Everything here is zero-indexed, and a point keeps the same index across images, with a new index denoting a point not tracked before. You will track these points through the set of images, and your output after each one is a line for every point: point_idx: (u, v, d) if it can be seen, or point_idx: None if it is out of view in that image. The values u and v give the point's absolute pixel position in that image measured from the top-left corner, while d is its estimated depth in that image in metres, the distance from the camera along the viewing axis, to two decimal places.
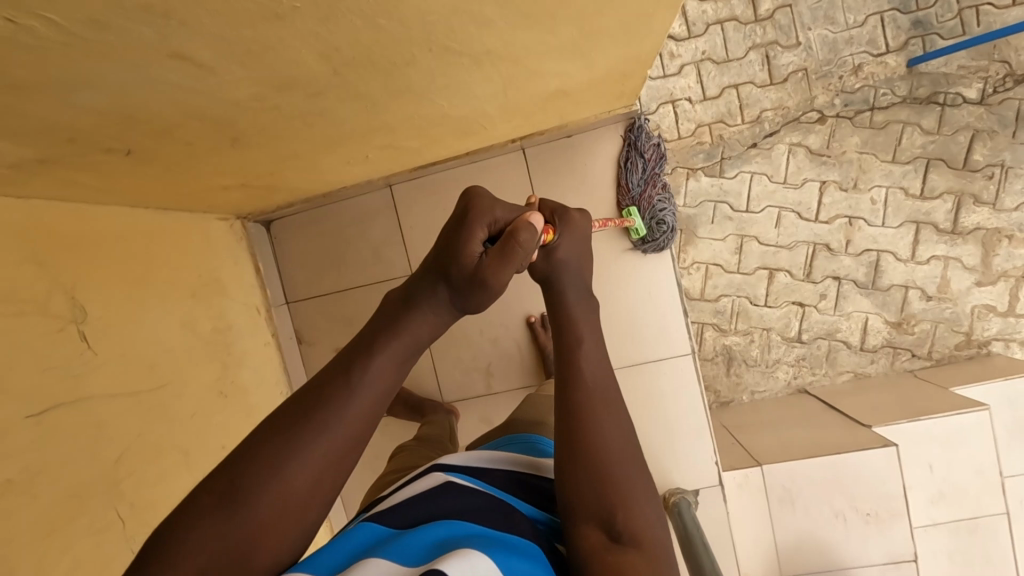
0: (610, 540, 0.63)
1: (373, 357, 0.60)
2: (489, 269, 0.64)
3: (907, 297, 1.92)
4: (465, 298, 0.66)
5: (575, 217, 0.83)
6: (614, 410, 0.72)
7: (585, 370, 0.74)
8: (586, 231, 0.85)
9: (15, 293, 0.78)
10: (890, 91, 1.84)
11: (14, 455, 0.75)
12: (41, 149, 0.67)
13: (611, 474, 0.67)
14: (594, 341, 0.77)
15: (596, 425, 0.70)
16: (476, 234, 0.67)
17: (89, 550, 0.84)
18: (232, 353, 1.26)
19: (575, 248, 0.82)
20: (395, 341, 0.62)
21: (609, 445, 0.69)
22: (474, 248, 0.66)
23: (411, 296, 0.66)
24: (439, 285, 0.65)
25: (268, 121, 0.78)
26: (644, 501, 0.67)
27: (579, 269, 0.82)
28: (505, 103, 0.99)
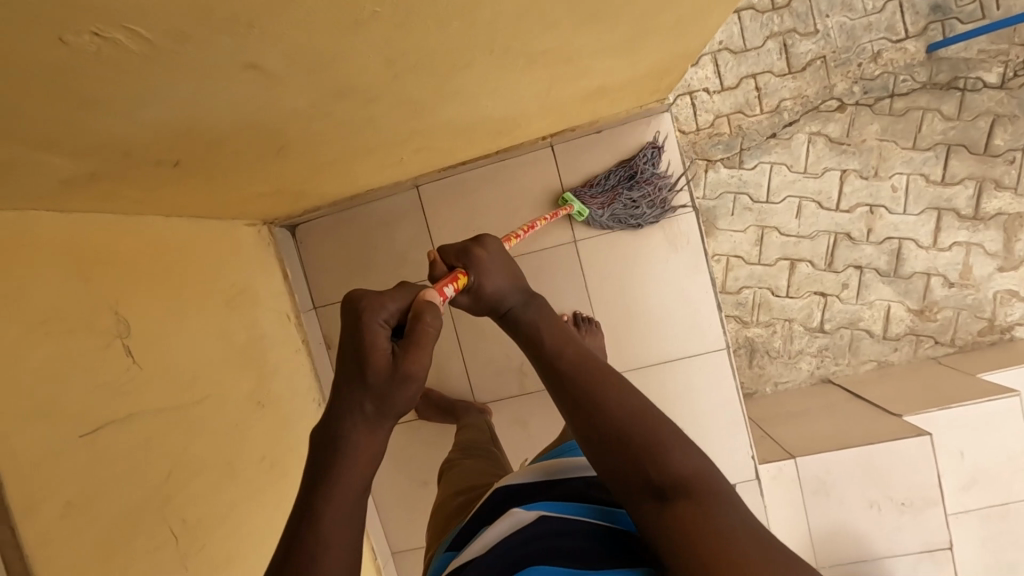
0: (663, 500, 0.58)
1: (331, 488, 0.56)
2: (405, 366, 0.58)
3: (930, 285, 1.92)
4: (397, 400, 0.59)
5: (485, 254, 0.78)
6: (610, 376, 0.68)
7: (563, 358, 0.71)
8: (501, 256, 0.80)
9: (63, 310, 0.77)
10: (910, 77, 1.83)
11: (73, 476, 0.73)
12: (98, 163, 0.65)
13: (636, 452, 0.61)
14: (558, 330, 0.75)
15: (598, 410, 0.65)
16: (378, 331, 0.61)
17: (147, 568, 0.81)
18: (266, 361, 1.24)
19: (501, 278, 0.78)
20: (344, 468, 0.57)
21: (619, 414, 0.64)
22: (380, 347, 0.60)
23: (339, 426, 0.58)
24: (361, 401, 0.58)
25: (319, 129, 0.76)
26: (686, 456, 0.61)
27: (514, 295, 0.78)
28: (546, 103, 0.97)
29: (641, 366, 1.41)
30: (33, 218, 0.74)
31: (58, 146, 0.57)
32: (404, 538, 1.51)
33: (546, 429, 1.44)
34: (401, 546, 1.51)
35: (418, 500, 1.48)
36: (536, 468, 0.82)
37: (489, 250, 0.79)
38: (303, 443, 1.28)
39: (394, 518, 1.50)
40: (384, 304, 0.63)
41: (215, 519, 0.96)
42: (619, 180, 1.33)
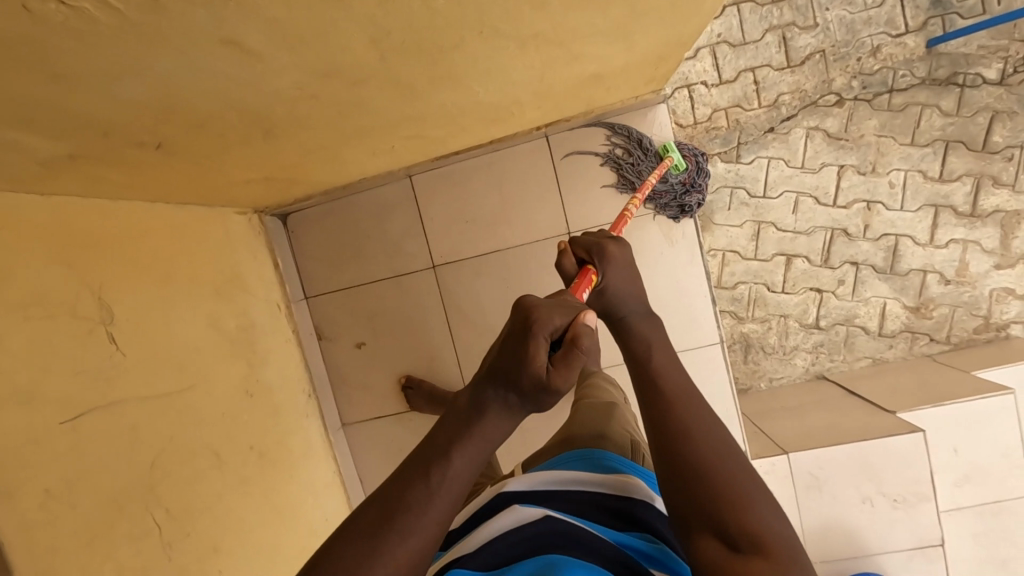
0: (731, 546, 0.58)
1: (456, 450, 0.57)
2: (555, 381, 0.59)
3: (926, 281, 1.91)
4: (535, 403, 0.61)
5: (615, 254, 0.87)
6: (705, 415, 0.69)
7: (665, 381, 0.73)
8: (627, 263, 0.87)
9: (42, 294, 0.75)
10: (909, 72, 1.82)
11: (51, 463, 0.71)
12: (78, 143, 0.63)
13: (711, 486, 0.62)
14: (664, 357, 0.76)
15: (685, 435, 0.66)
16: (541, 341, 0.61)
17: (131, 557, 0.80)
18: (256, 351, 1.22)
19: (621, 276, 0.86)
20: (468, 448, 0.58)
21: (708, 453, 0.64)
22: (541, 355, 0.60)
23: (478, 395, 0.61)
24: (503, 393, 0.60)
25: (306, 112, 0.75)
26: (762, 506, 0.61)
27: (633, 302, 0.84)
28: (540, 89, 0.96)
29: None
30: (13, 199, 0.73)
31: (32, 123, 0.55)
32: None
33: (539, 422, 1.43)
34: None
35: None
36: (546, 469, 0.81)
37: (615, 248, 0.88)
38: (293, 434, 1.27)
39: None
40: (552, 318, 0.63)
41: (202, 509, 0.95)
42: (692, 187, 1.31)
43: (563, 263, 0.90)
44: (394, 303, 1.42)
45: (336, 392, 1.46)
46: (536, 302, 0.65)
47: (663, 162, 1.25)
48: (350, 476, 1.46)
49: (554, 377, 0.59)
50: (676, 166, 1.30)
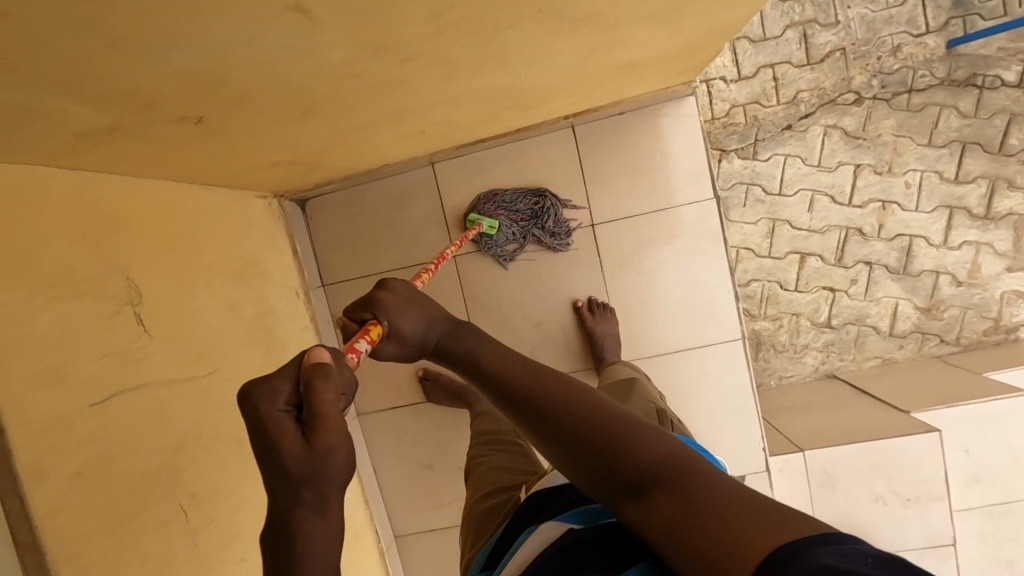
0: (641, 494, 0.57)
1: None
2: (323, 439, 0.51)
3: (938, 283, 1.91)
4: (327, 475, 0.52)
5: (390, 297, 0.78)
6: (555, 382, 0.68)
7: (506, 378, 0.71)
8: (409, 295, 0.80)
9: (71, 273, 0.73)
10: (928, 72, 1.82)
11: (84, 445, 0.69)
12: (117, 114, 0.61)
13: (595, 457, 0.61)
14: (498, 349, 0.75)
15: (551, 427, 0.65)
16: (282, 418, 0.53)
17: (159, 542, 0.77)
18: (276, 338, 1.19)
19: (410, 314, 0.79)
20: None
21: (575, 432, 0.63)
22: (290, 437, 0.51)
23: (281, 529, 0.52)
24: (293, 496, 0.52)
25: (348, 90, 0.73)
26: (638, 440, 0.60)
27: (434, 329, 0.79)
28: (578, 75, 0.93)
29: (653, 355, 1.38)
30: (43, 174, 0.70)
31: (77, 90, 0.53)
32: (408, 522, 1.48)
33: None
34: (404, 530, 1.48)
35: (423, 485, 1.46)
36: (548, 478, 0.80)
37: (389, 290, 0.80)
38: None
39: (398, 502, 1.47)
40: (278, 385, 0.54)
41: (226, 497, 0.92)
42: (542, 212, 1.32)
43: (348, 336, 0.79)
44: None
45: None
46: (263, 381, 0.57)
47: (470, 227, 1.27)
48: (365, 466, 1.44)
49: (319, 439, 0.51)
50: (490, 226, 1.32)
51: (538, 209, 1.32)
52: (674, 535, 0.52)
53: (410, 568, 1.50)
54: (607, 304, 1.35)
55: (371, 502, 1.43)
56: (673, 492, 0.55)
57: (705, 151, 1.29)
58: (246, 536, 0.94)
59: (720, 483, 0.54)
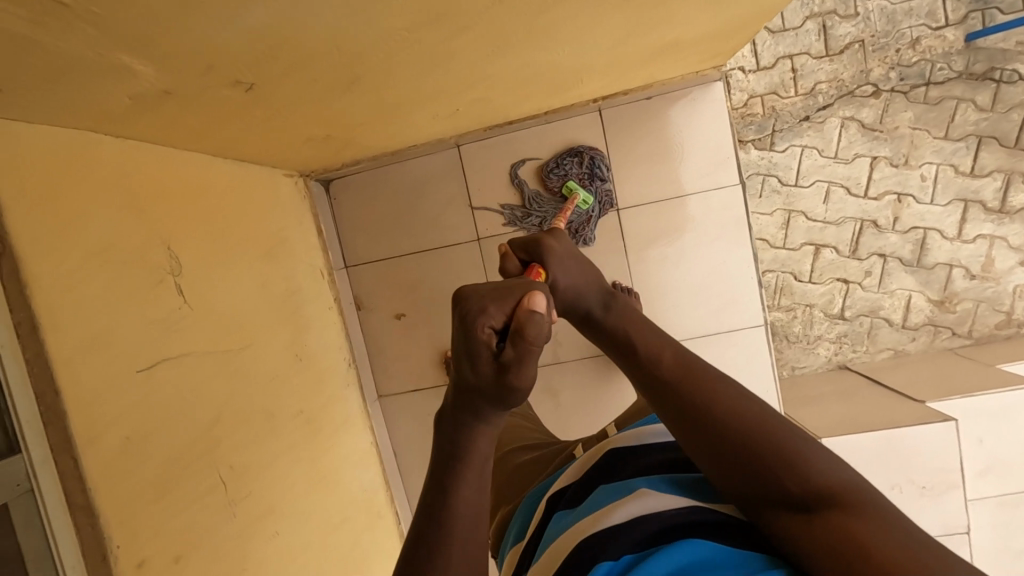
0: (799, 504, 0.56)
1: (456, 478, 0.58)
2: (516, 376, 0.56)
3: (952, 275, 1.92)
4: (507, 401, 0.58)
5: (557, 249, 0.86)
6: (712, 377, 0.68)
7: (662, 366, 0.71)
8: (574, 256, 0.87)
9: (117, 240, 0.72)
10: (947, 65, 1.82)
11: (130, 411, 0.68)
12: (177, 77, 0.60)
13: (760, 455, 0.60)
14: (654, 339, 0.76)
15: (711, 417, 0.64)
16: (490, 336, 0.57)
17: (203, 512, 0.76)
18: (304, 316, 1.19)
19: (567, 270, 0.85)
20: (467, 471, 0.59)
21: (738, 426, 0.62)
22: (486, 357, 0.57)
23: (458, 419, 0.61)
24: (474, 398, 0.59)
25: (399, 60, 0.72)
26: (809, 453, 0.59)
27: (591, 293, 0.85)
28: (618, 56, 0.93)
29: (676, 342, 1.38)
30: (91, 140, 0.70)
31: (145, 47, 0.52)
32: None
33: (578, 400, 1.42)
34: None
35: None
36: (634, 434, 0.82)
37: (554, 245, 0.86)
38: (336, 402, 1.25)
39: (418, 484, 1.48)
40: (492, 308, 0.57)
41: (262, 470, 0.92)
42: (597, 172, 1.31)
43: (507, 268, 0.86)
44: (437, 274, 1.40)
45: (374, 363, 1.45)
46: (476, 291, 0.60)
47: (572, 198, 1.23)
48: (385, 447, 1.44)
49: (511, 372, 0.56)
50: (585, 200, 1.29)
51: (590, 173, 1.31)
52: (838, 549, 0.51)
53: None
54: (630, 289, 1.33)
55: (391, 484, 1.44)
56: (843, 510, 0.53)
57: (733, 137, 1.29)
58: (279, 510, 0.94)
59: (895, 515, 0.53)
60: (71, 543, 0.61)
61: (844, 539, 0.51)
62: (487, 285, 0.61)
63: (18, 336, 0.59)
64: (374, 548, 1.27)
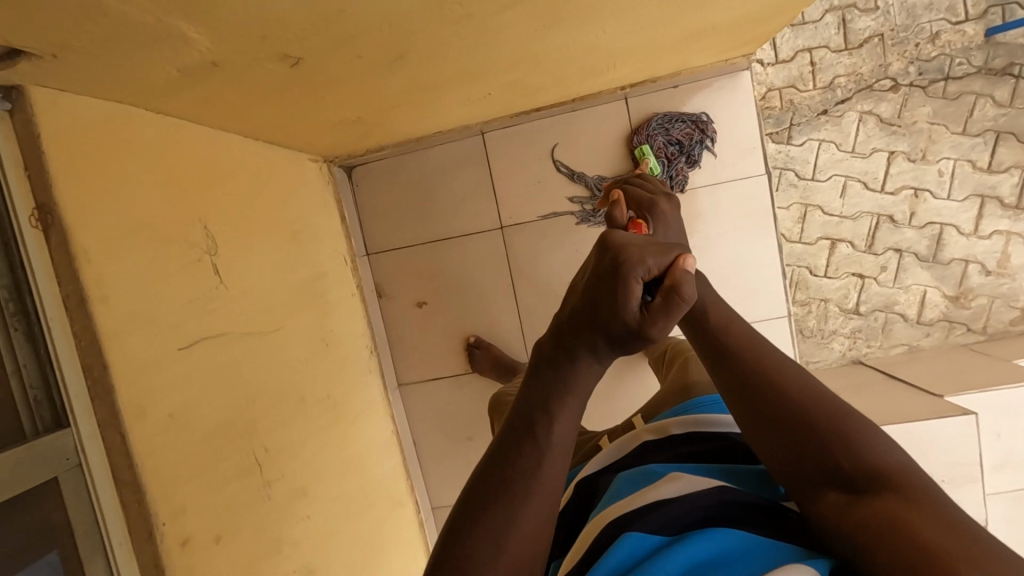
0: (854, 492, 0.53)
1: (553, 409, 0.55)
2: (650, 329, 0.53)
3: (966, 272, 1.72)
4: (625, 348, 0.55)
5: (665, 207, 0.83)
6: (781, 360, 0.65)
7: (729, 336, 0.69)
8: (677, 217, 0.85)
9: (159, 216, 0.71)
10: (966, 60, 1.65)
11: (173, 388, 0.68)
12: (228, 48, 0.60)
13: (817, 429, 0.58)
14: (725, 317, 0.72)
15: (771, 387, 0.62)
16: (636, 286, 0.53)
17: (239, 493, 0.75)
18: (328, 302, 1.18)
19: (672, 232, 0.82)
20: (568, 403, 0.56)
21: (799, 399, 0.60)
22: (632, 305, 0.53)
23: (569, 346, 0.56)
24: (597, 336, 0.55)
25: (444, 36, 0.71)
26: (870, 436, 0.56)
27: None
28: (654, 39, 0.92)
29: None
30: (133, 114, 0.69)
31: (202, 14, 0.52)
32: (445, 493, 1.48)
33: (598, 389, 1.42)
34: (441, 502, 1.48)
35: (463, 456, 1.45)
36: (662, 426, 0.77)
37: (666, 208, 0.83)
38: (358, 389, 1.24)
39: (436, 472, 1.47)
40: (654, 261, 0.54)
41: (293, 453, 0.91)
42: (702, 139, 1.29)
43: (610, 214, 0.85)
44: (459, 262, 1.39)
45: (394, 350, 1.44)
46: (626, 240, 0.56)
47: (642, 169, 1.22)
48: (404, 435, 1.44)
49: (648, 325, 0.53)
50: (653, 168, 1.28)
51: (697, 136, 1.28)
52: (878, 531, 0.49)
53: None
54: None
55: (410, 472, 1.43)
56: (901, 500, 0.50)
57: (759, 126, 1.29)
58: (309, 494, 0.93)
59: (958, 514, 0.49)
60: (116, 517, 0.61)
61: (892, 525, 0.48)
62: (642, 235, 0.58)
63: (66, 309, 0.59)
64: (395, 535, 1.26)
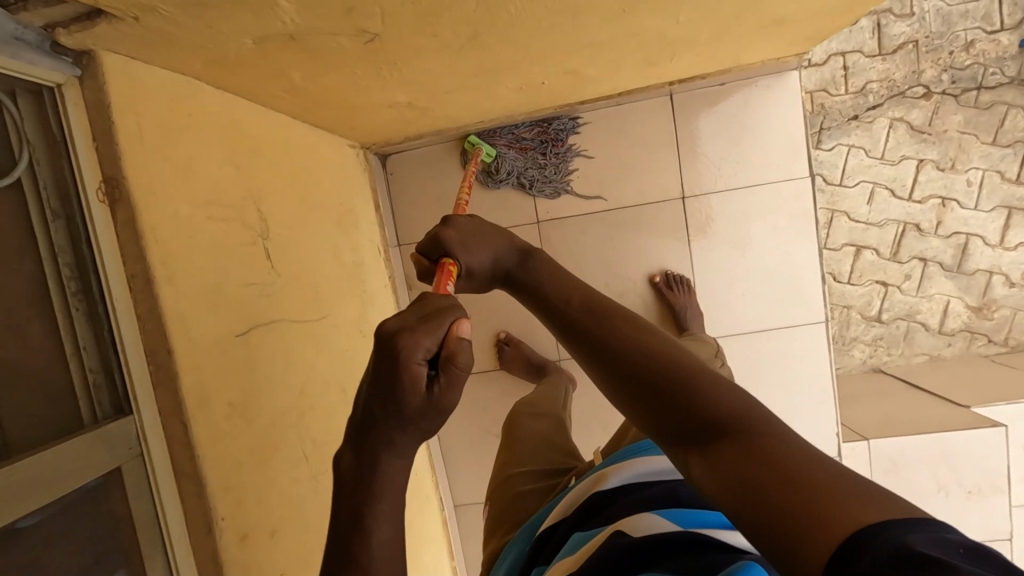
0: (714, 453, 0.44)
1: (369, 508, 0.46)
2: (442, 398, 0.46)
3: (992, 283, 1.57)
4: (432, 427, 0.47)
5: (454, 235, 0.67)
6: (627, 320, 0.56)
7: (572, 304, 0.61)
8: (476, 229, 0.69)
9: (221, 197, 0.68)
10: (999, 71, 1.49)
11: (233, 376, 0.65)
12: (314, 18, 0.57)
13: (662, 392, 0.49)
14: (564, 280, 0.64)
15: (615, 353, 0.54)
16: (417, 373, 0.45)
17: (290, 487, 0.73)
18: (365, 291, 1.15)
19: (479, 253, 0.67)
20: (379, 501, 0.47)
21: (639, 360, 0.52)
22: (417, 387, 0.45)
23: (370, 446, 0.47)
24: (391, 429, 0.47)
25: (524, 17, 0.69)
26: (715, 387, 0.47)
27: (500, 258, 0.68)
28: (721, 29, 0.90)
29: (732, 334, 1.37)
30: (196, 88, 0.66)
31: None
32: (469, 490, 1.45)
33: None
34: (464, 499, 1.46)
35: (491, 454, 1.43)
36: (598, 475, 0.70)
37: (458, 226, 0.68)
38: None
39: (459, 469, 1.45)
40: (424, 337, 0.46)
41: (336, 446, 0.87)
42: (553, 143, 1.30)
43: (423, 273, 0.70)
44: None
45: None
46: (394, 321, 0.48)
47: (476, 153, 1.23)
48: None
49: (438, 395, 0.46)
50: (489, 154, 1.30)
51: (547, 139, 1.30)
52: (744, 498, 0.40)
53: (467, 537, 1.47)
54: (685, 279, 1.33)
55: (435, 469, 1.40)
56: (753, 451, 0.42)
57: (806, 126, 1.26)
58: None
59: (811, 450, 0.41)
60: (175, 512, 0.58)
61: (753, 494, 0.39)
62: (406, 311, 0.49)
63: (132, 293, 0.56)
64: (422, 531, 1.23)
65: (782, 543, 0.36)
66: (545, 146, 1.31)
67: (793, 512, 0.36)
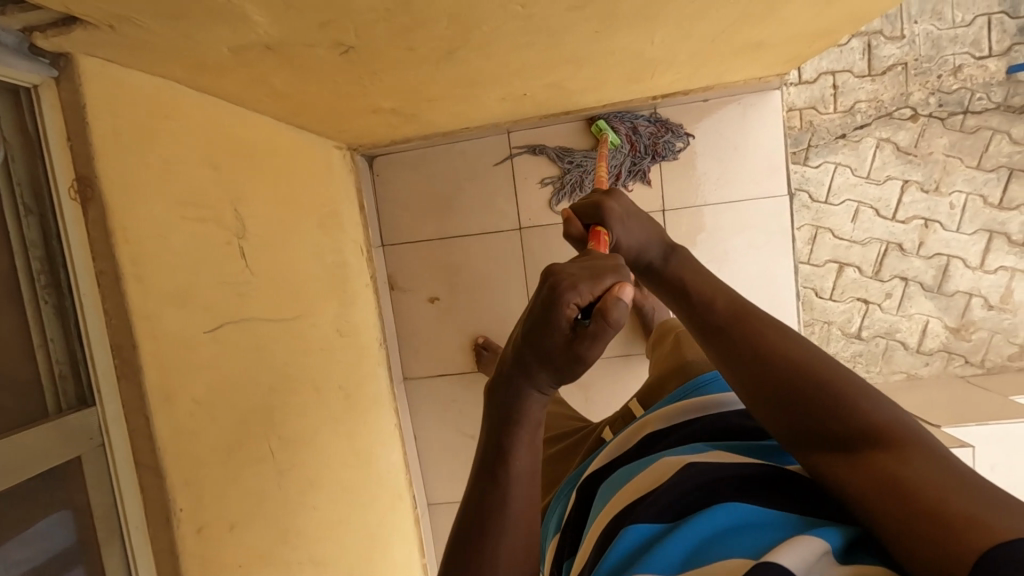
0: (859, 462, 0.46)
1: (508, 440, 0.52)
2: (585, 350, 0.45)
3: (970, 305, 1.55)
4: (570, 374, 0.49)
5: (615, 206, 0.69)
6: (774, 325, 0.56)
7: (714, 304, 0.61)
8: (635, 211, 0.70)
9: (199, 197, 0.70)
10: (986, 96, 1.49)
11: (201, 372, 0.67)
12: (290, 32, 0.59)
13: (807, 394, 0.50)
14: (709, 282, 0.63)
15: (761, 352, 0.54)
16: (567, 315, 0.45)
17: (253, 482, 0.74)
18: (347, 290, 1.16)
19: (631, 229, 0.69)
20: (519, 431, 0.52)
21: (785, 363, 0.52)
22: (562, 331, 0.46)
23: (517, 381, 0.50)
24: (536, 372, 0.49)
25: (501, 35, 0.71)
26: (872, 400, 0.48)
27: (649, 247, 0.69)
28: (698, 51, 0.92)
29: None
30: (175, 90, 0.68)
31: None
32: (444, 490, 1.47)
33: (605, 395, 1.40)
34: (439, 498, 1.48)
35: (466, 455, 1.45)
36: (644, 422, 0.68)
37: (615, 202, 0.70)
38: (370, 379, 1.23)
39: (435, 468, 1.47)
40: (579, 284, 0.46)
41: (306, 442, 0.89)
42: (655, 157, 1.31)
43: (569, 236, 0.70)
44: (477, 259, 1.38)
45: (403, 345, 1.43)
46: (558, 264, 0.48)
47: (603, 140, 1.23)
48: (406, 429, 1.43)
49: (582, 346, 0.46)
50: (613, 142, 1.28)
51: (655, 151, 1.30)
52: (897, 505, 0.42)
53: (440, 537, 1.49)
54: None
55: (410, 469, 1.42)
56: (907, 466, 0.43)
57: (785, 145, 1.29)
58: (319, 484, 0.92)
59: (962, 470, 0.42)
60: (135, 502, 0.60)
61: (903, 503, 0.41)
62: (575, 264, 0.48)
63: (99, 290, 0.58)
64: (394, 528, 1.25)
65: (916, 546, 0.39)
66: (646, 157, 1.31)
67: (934, 526, 0.39)
